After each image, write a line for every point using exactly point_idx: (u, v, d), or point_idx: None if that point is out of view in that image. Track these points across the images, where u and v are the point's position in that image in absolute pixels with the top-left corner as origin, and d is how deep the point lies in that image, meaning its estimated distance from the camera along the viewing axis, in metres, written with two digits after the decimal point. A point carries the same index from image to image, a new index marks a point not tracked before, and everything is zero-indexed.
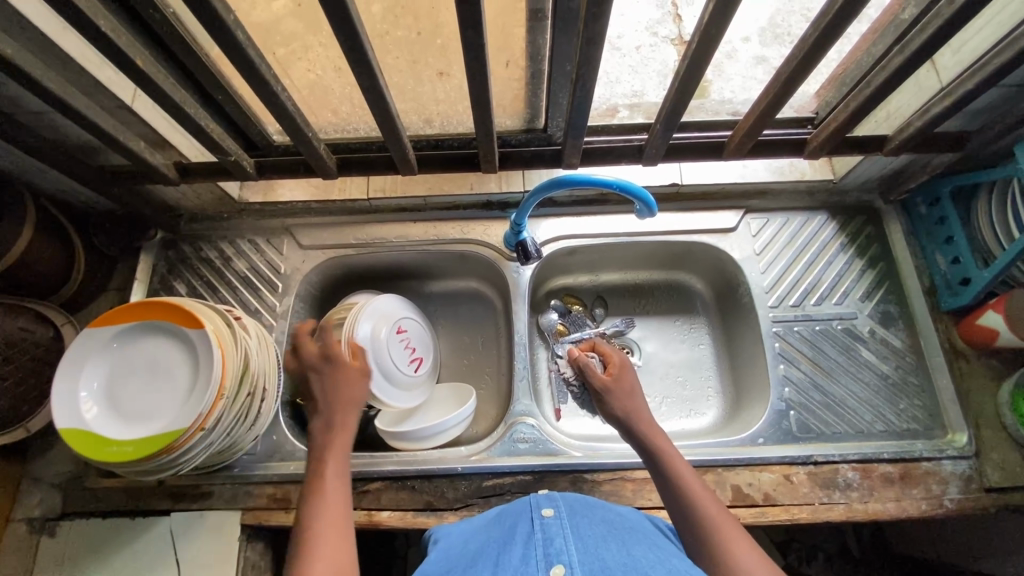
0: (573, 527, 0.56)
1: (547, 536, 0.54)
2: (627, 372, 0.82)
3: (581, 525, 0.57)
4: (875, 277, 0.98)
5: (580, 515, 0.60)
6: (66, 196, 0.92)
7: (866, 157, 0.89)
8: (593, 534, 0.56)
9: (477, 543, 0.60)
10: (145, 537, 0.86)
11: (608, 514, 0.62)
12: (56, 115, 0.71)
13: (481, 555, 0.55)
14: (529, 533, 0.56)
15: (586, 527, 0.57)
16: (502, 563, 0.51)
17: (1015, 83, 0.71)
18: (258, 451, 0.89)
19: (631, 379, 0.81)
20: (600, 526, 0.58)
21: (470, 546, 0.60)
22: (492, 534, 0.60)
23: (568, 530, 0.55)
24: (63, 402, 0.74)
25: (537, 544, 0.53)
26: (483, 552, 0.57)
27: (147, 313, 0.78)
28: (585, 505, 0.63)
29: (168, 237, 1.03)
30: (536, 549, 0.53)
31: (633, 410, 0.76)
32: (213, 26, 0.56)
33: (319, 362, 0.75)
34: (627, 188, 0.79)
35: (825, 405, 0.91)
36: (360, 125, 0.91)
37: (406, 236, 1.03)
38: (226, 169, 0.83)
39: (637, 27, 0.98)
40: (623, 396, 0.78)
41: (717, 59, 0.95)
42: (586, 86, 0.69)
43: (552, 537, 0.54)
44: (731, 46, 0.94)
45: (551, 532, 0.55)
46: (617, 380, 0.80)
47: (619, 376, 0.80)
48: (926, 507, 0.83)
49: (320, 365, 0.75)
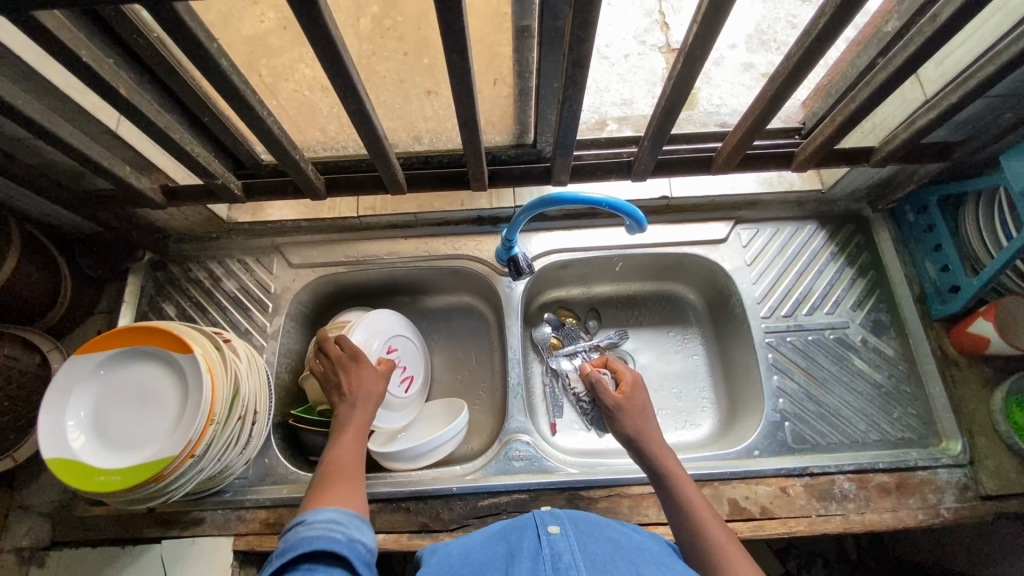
0: (581, 544, 0.57)
1: (555, 551, 0.54)
2: (639, 392, 0.84)
3: (588, 542, 0.57)
4: (866, 286, 0.98)
5: (586, 533, 0.60)
6: (52, 220, 0.91)
7: (851, 169, 0.90)
8: (601, 553, 0.56)
9: (479, 556, 0.59)
10: (136, 566, 0.84)
11: (613, 531, 0.62)
12: (40, 142, 0.71)
13: (485, 569, 0.55)
14: (536, 548, 0.56)
15: (593, 545, 0.57)
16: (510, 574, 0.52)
17: (999, 94, 0.72)
18: (250, 475, 0.88)
19: (642, 399, 0.83)
20: (606, 545, 0.58)
21: (474, 555, 0.60)
22: (495, 549, 0.60)
23: (576, 547, 0.55)
24: (50, 431, 0.72)
25: (544, 558, 0.53)
26: (487, 567, 0.56)
27: (136, 339, 0.77)
28: (591, 522, 0.63)
29: (157, 258, 1.02)
30: (544, 562, 0.53)
31: (645, 428, 0.78)
32: (197, 55, 0.55)
33: (347, 360, 0.84)
34: (616, 206, 0.79)
35: (819, 415, 0.91)
36: (349, 143, 0.91)
37: (397, 252, 1.03)
38: (213, 192, 0.82)
39: (626, 37, 1.04)
40: (634, 413, 0.80)
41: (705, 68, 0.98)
42: (573, 105, 0.69)
43: (561, 553, 0.54)
44: (719, 54, 0.99)
45: (558, 548, 0.54)
46: (628, 398, 0.82)
47: (631, 394, 0.83)
48: (923, 516, 0.83)
49: (347, 364, 0.84)
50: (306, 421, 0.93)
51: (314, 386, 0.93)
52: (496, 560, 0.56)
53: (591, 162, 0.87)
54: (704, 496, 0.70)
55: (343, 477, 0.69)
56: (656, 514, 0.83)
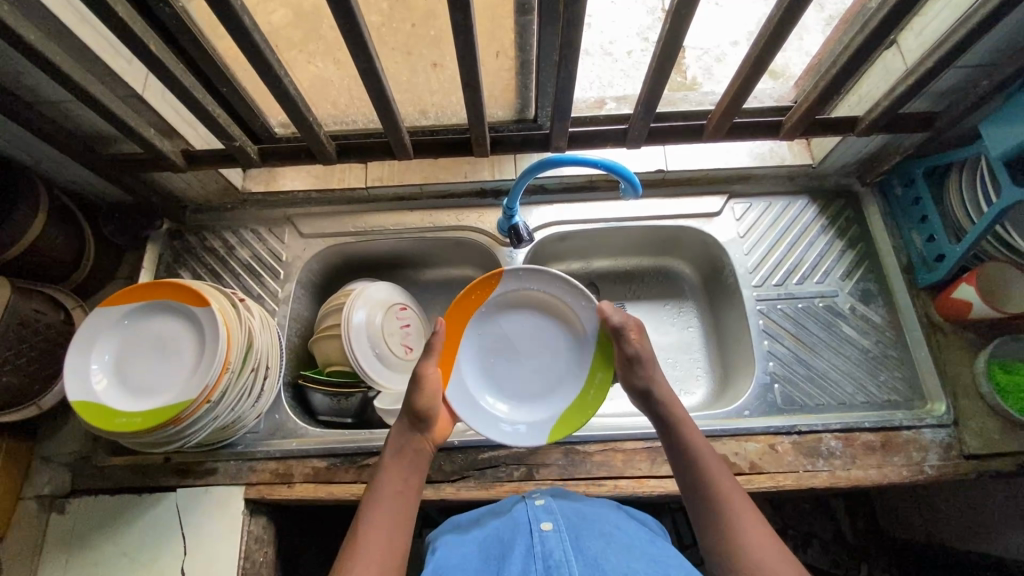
0: (572, 539, 0.61)
1: (546, 550, 0.59)
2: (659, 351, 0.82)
3: (579, 538, 0.62)
4: (855, 257, 1.02)
5: (578, 528, 0.64)
6: (78, 185, 0.96)
7: (841, 139, 0.94)
8: (590, 545, 0.60)
9: (478, 555, 0.64)
10: (152, 512, 0.88)
11: (604, 526, 0.66)
12: (74, 103, 0.76)
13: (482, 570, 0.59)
14: (529, 545, 0.61)
15: (585, 540, 0.62)
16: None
17: (970, 64, 0.76)
18: (261, 429, 0.93)
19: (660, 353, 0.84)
20: (598, 538, 0.62)
21: (471, 553, 0.64)
22: (492, 545, 0.64)
23: (566, 544, 0.60)
24: (75, 375, 0.77)
25: (536, 557, 0.58)
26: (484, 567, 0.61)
27: (157, 293, 0.82)
28: (584, 518, 0.67)
29: (174, 228, 1.07)
30: (536, 561, 0.58)
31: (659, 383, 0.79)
32: (223, 14, 0.60)
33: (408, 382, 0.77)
34: (613, 167, 0.83)
35: (809, 378, 0.94)
36: (358, 117, 0.95)
37: (403, 223, 1.07)
38: (232, 156, 0.87)
39: (630, 33, 1.08)
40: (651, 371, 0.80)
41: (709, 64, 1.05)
42: (569, 71, 0.73)
43: (552, 551, 0.59)
44: (721, 50, 1.05)
45: (550, 547, 0.60)
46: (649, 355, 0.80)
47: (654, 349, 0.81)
48: (907, 473, 0.86)
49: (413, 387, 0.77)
50: (314, 380, 0.97)
51: (323, 349, 1.00)
52: (491, 559, 0.61)
53: (589, 130, 0.90)
54: (713, 452, 0.73)
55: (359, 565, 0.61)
56: (649, 467, 0.87)
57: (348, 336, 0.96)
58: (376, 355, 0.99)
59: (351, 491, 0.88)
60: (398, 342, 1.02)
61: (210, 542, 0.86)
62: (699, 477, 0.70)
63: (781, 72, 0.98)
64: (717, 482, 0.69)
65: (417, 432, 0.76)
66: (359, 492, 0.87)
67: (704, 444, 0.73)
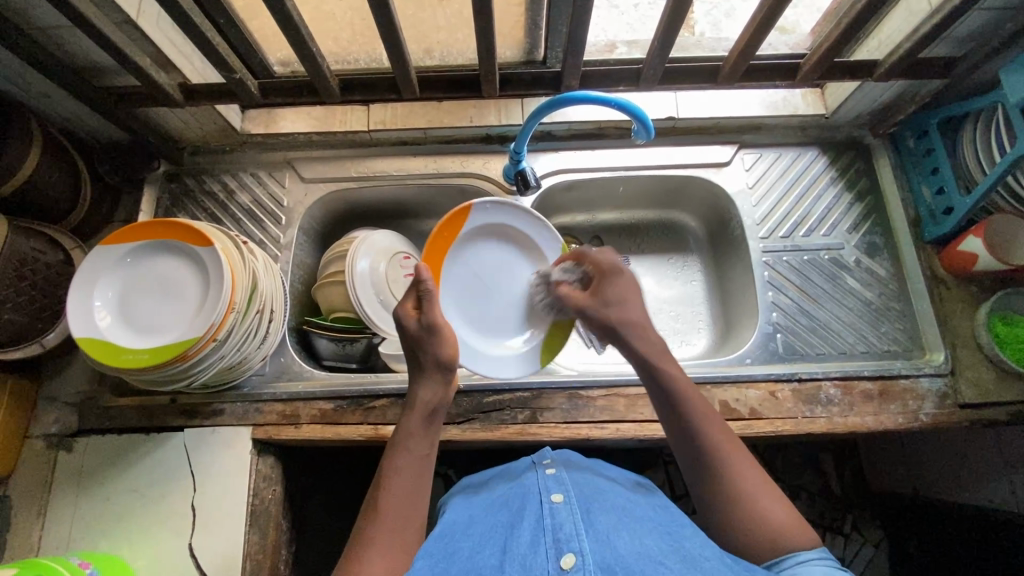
0: (584, 511, 0.58)
1: (557, 521, 0.56)
2: (620, 274, 0.78)
3: (591, 511, 0.58)
4: (863, 210, 1.01)
5: (591, 501, 0.61)
6: (71, 121, 0.93)
7: (858, 86, 0.92)
8: (604, 519, 0.57)
9: (484, 527, 0.61)
10: (160, 451, 0.89)
11: (616, 499, 0.62)
12: (66, 28, 0.73)
13: (487, 543, 0.57)
14: (538, 518, 0.58)
15: (597, 513, 0.58)
16: (510, 551, 0.54)
17: (996, 6, 0.74)
18: (267, 372, 0.93)
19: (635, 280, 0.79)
20: (611, 509, 0.59)
21: (477, 526, 0.62)
22: (498, 517, 0.62)
23: (578, 517, 0.57)
24: (78, 310, 0.76)
25: (546, 529, 0.56)
26: (489, 543, 0.57)
27: (157, 233, 0.81)
28: (598, 489, 0.64)
29: (172, 170, 1.04)
30: (545, 534, 0.55)
31: (637, 326, 0.74)
32: None
33: (423, 335, 0.72)
34: (625, 106, 0.79)
35: (811, 329, 0.95)
36: (360, 55, 0.92)
37: (405, 169, 1.05)
38: (232, 91, 0.85)
39: None
40: (624, 305, 0.75)
41: (718, 17, 0.99)
42: (585, 5, 0.70)
43: (562, 523, 0.56)
44: None
45: (560, 518, 0.57)
46: (604, 292, 0.76)
47: (601, 273, 0.78)
48: (903, 420, 0.88)
49: (424, 337, 0.72)
50: (318, 325, 0.96)
51: (327, 295, 0.99)
52: (501, 532, 0.58)
53: (600, 69, 0.87)
54: (702, 398, 0.69)
55: (387, 533, 0.60)
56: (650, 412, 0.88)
57: (352, 285, 0.95)
58: (381, 302, 0.98)
59: (358, 431, 0.89)
60: (404, 289, 1.02)
61: (219, 480, 0.88)
62: (690, 429, 0.67)
63: (791, 28, 0.95)
64: (707, 431, 0.66)
65: (442, 392, 0.71)
66: (366, 433, 0.89)
67: (697, 396, 0.69)
